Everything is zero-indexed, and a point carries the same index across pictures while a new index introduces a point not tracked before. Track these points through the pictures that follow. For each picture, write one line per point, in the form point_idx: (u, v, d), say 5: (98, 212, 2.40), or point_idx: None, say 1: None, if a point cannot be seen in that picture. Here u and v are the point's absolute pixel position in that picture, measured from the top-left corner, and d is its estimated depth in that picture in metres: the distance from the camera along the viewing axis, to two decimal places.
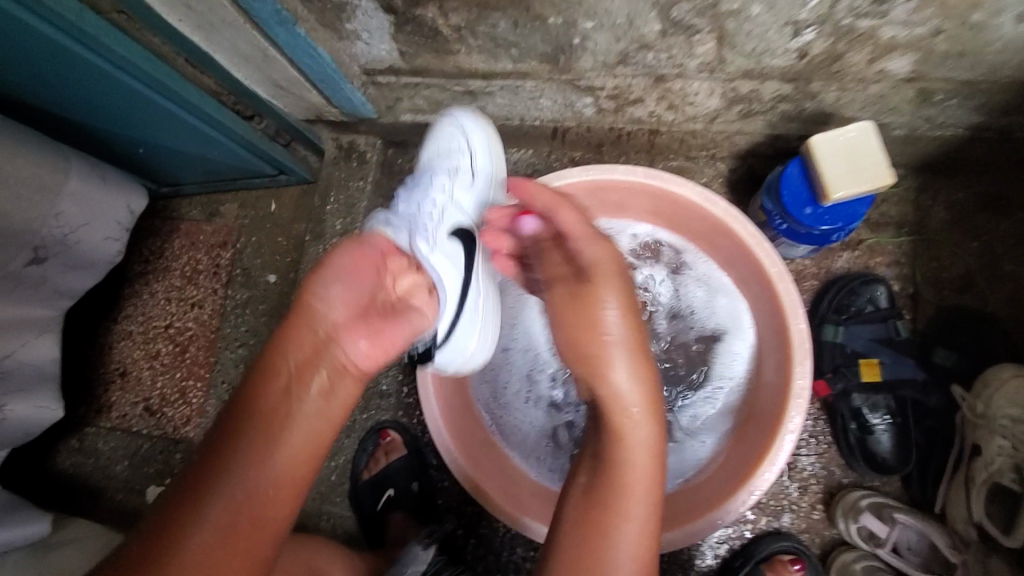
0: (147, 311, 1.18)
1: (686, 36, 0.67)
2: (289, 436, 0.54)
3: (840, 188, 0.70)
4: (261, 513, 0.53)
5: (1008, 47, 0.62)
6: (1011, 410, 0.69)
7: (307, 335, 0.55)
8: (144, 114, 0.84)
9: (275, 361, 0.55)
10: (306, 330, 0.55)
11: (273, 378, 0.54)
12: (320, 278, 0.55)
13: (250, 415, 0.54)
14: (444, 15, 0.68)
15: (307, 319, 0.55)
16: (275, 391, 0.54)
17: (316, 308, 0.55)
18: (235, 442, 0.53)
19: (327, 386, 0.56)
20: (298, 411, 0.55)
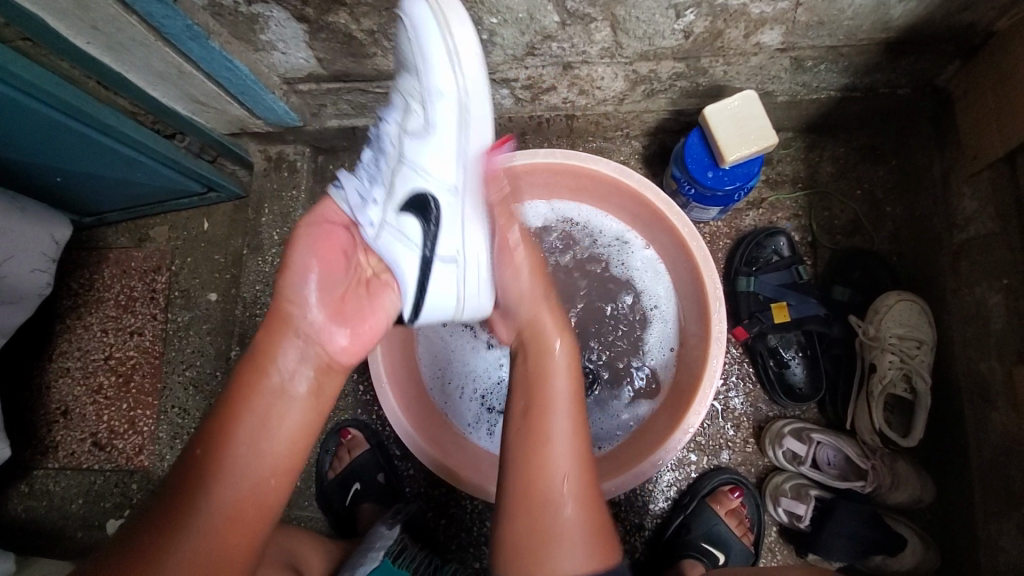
0: (83, 346, 1.14)
1: (584, 25, 0.73)
2: (281, 429, 0.60)
3: (734, 151, 0.78)
4: (259, 497, 0.59)
5: (858, 15, 0.72)
6: (898, 329, 0.82)
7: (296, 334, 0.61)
8: (60, 142, 0.83)
9: (262, 364, 0.60)
10: (292, 330, 0.61)
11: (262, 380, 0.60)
12: (297, 278, 0.61)
13: (244, 409, 0.59)
14: (356, 19, 0.71)
15: (292, 318, 0.60)
16: (262, 388, 0.59)
17: (298, 308, 0.61)
18: (226, 443, 0.58)
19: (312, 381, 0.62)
20: (288, 400, 0.60)
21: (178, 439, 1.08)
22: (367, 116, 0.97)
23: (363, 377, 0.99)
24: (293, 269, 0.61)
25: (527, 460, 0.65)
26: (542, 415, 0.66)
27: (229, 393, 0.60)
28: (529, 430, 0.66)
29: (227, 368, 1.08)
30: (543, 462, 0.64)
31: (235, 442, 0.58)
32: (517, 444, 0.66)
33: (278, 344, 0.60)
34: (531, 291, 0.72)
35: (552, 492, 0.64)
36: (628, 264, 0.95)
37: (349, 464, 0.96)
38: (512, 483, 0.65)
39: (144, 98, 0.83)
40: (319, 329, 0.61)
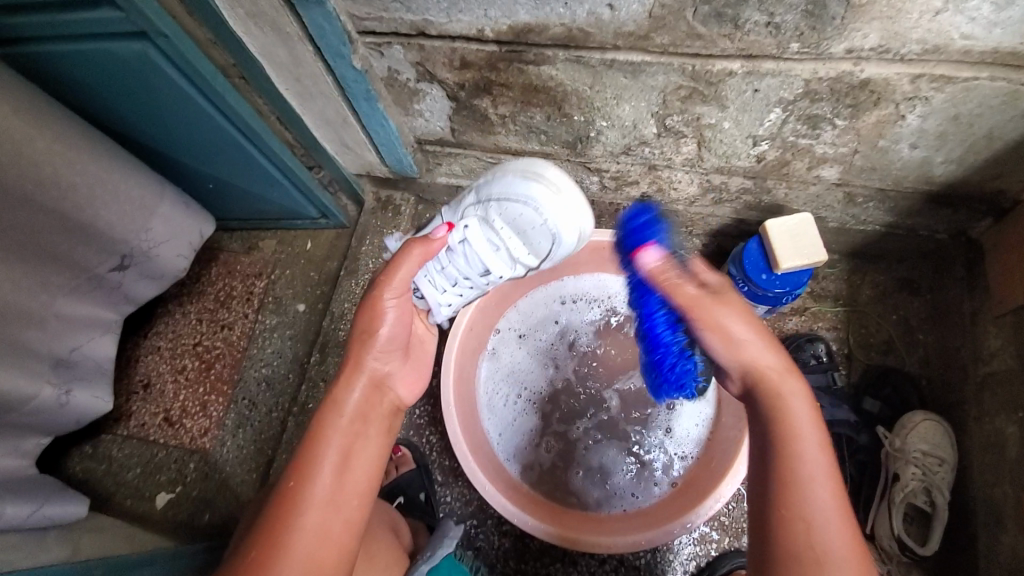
0: (177, 330, 1.29)
1: (675, 139, 0.89)
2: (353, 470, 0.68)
3: (789, 260, 0.90)
4: (336, 536, 0.63)
5: (905, 168, 0.86)
6: (923, 445, 0.89)
7: (338, 426, 0.70)
8: (231, 157, 1.02)
9: (334, 408, 0.71)
10: (325, 440, 0.68)
11: (291, 496, 0.64)
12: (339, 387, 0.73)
13: (325, 443, 0.68)
14: (495, 105, 0.89)
15: (333, 417, 0.70)
16: (293, 511, 0.63)
17: (338, 405, 0.71)
18: (309, 477, 0.65)
19: (335, 478, 0.66)
20: (321, 506, 0.64)
21: (240, 429, 1.18)
22: (472, 179, 1.14)
23: (421, 402, 1.09)
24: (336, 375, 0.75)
25: (782, 490, 0.57)
26: (786, 429, 0.60)
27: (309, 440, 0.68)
28: (780, 457, 0.59)
29: (302, 372, 1.20)
30: (796, 484, 0.57)
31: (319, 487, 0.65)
32: (774, 458, 0.59)
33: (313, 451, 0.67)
34: (750, 321, 0.68)
35: (821, 552, 0.53)
36: None
37: (396, 479, 1.04)
38: (772, 497, 0.57)
39: (304, 133, 1.02)
40: (349, 426, 0.70)
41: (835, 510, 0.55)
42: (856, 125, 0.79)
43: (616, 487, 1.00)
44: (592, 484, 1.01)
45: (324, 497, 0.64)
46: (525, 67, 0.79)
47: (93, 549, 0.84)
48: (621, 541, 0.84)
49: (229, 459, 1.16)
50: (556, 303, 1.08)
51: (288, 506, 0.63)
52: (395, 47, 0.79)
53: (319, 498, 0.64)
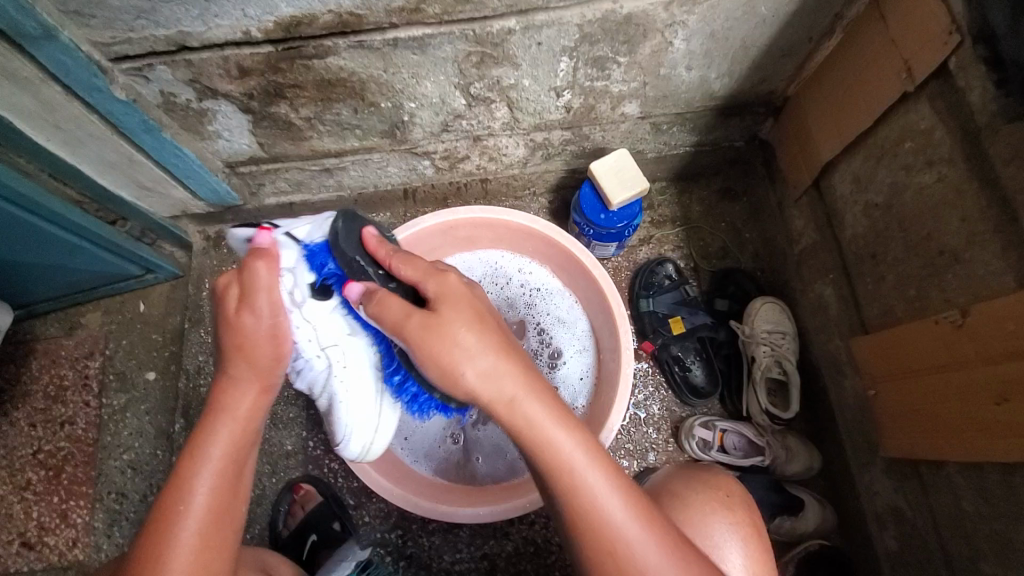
0: (5, 443, 1.10)
1: (486, 106, 0.91)
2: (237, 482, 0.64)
3: (618, 195, 0.97)
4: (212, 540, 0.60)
5: (690, 89, 0.95)
6: (766, 325, 1.01)
7: (225, 435, 0.63)
8: (9, 234, 0.88)
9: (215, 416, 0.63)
10: (212, 445, 0.62)
11: (166, 507, 0.59)
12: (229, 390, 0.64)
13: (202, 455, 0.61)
14: (295, 109, 0.84)
15: (219, 421, 0.63)
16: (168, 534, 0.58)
17: (229, 410, 0.64)
18: (181, 487, 0.60)
19: (218, 493, 0.61)
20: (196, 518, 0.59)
21: (116, 527, 1.04)
22: (303, 191, 1.08)
23: (312, 433, 1.03)
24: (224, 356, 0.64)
25: (569, 516, 0.58)
26: (551, 462, 0.58)
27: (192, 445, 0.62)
28: (563, 485, 0.58)
29: (172, 444, 1.08)
30: (581, 506, 0.57)
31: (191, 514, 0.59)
32: (552, 495, 0.59)
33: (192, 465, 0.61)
34: (485, 349, 0.60)
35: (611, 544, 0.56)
36: (540, 298, 1.08)
37: (305, 518, 0.98)
38: (571, 533, 0.58)
39: (91, 185, 0.91)
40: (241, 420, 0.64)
41: (619, 504, 0.57)
42: (637, 58, 0.85)
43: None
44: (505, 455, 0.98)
45: (205, 512, 0.60)
46: (310, 62, 0.75)
47: None
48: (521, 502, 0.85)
49: (111, 563, 1.02)
50: None
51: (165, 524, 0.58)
52: (159, 67, 0.72)
53: (197, 521, 0.59)
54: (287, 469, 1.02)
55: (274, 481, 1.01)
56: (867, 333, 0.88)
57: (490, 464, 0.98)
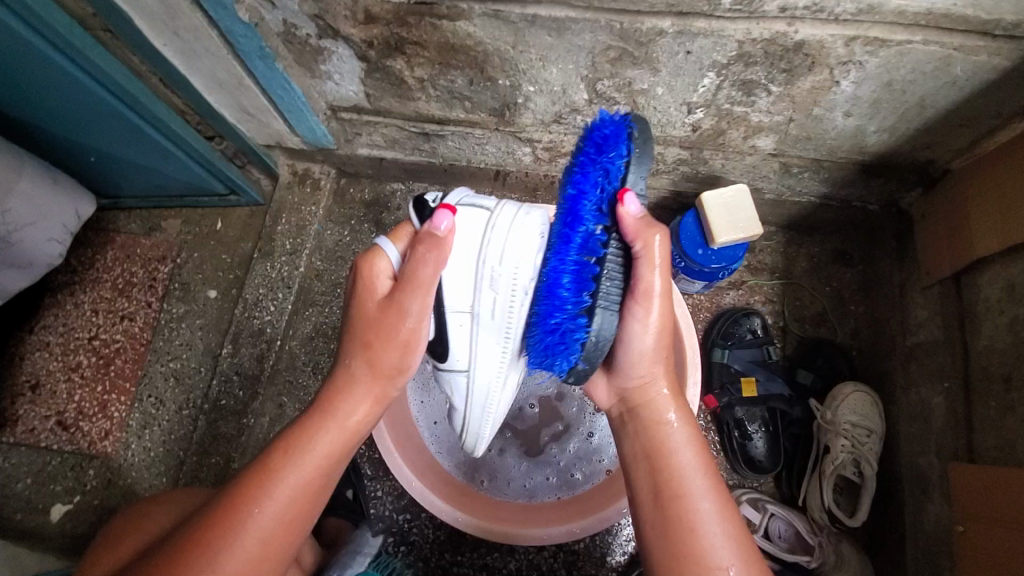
0: (69, 322, 1.15)
1: (608, 106, 0.83)
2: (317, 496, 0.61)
3: (724, 234, 0.87)
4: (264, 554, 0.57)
5: (839, 137, 0.84)
6: (852, 416, 0.90)
7: (326, 443, 0.60)
8: (106, 125, 0.88)
9: (323, 417, 0.62)
10: (307, 454, 0.60)
11: (241, 505, 0.57)
12: (344, 396, 0.63)
13: (292, 459, 0.59)
14: (410, 67, 0.80)
15: (326, 429, 0.61)
16: (232, 532, 0.56)
17: (337, 416, 0.62)
18: (267, 490, 0.57)
19: (296, 506, 0.58)
20: (267, 526, 0.57)
21: (147, 430, 1.07)
22: (396, 150, 1.05)
23: None
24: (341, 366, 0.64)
25: (675, 551, 0.59)
26: (679, 510, 0.60)
27: (289, 437, 0.61)
28: (673, 529, 0.60)
29: (215, 365, 1.09)
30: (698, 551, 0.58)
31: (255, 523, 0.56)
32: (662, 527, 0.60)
33: (285, 465, 0.59)
34: (686, 441, 0.65)
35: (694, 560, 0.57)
36: None
37: None
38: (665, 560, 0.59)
39: (195, 98, 0.90)
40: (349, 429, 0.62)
41: None
42: (791, 91, 0.75)
43: (533, 482, 0.95)
44: (507, 481, 0.96)
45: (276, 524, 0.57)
46: (438, 22, 0.70)
47: None
48: (548, 532, 0.82)
49: (136, 463, 1.05)
50: None
51: (237, 521, 0.56)
52: None
53: (266, 527, 0.57)
54: None
55: None
56: (971, 463, 0.77)
57: (498, 485, 0.95)
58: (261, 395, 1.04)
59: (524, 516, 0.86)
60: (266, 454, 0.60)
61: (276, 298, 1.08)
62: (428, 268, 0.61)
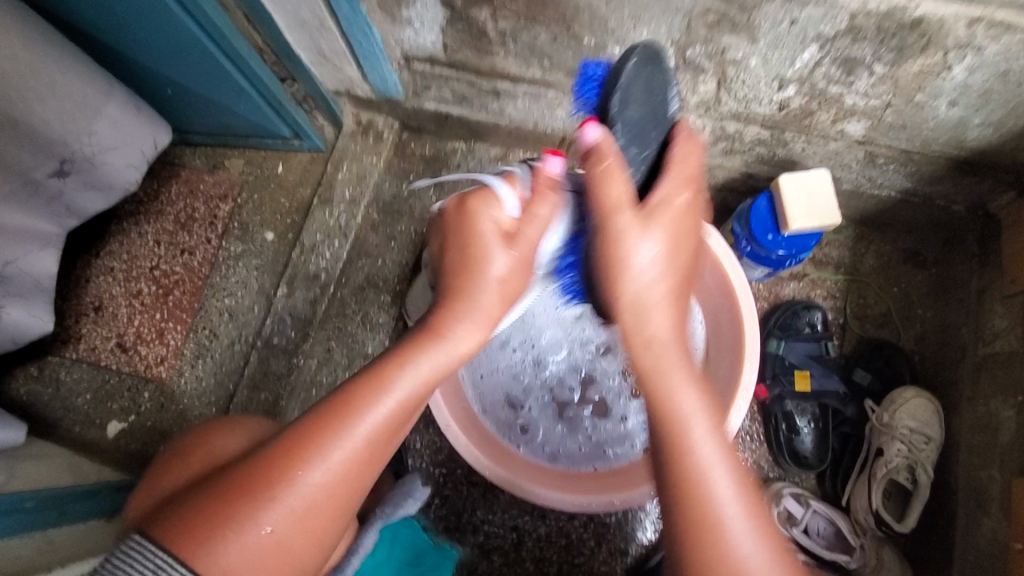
0: (133, 250, 1.18)
1: (693, 75, 0.80)
2: (412, 412, 0.59)
3: (798, 220, 0.84)
4: (359, 466, 0.55)
5: (937, 128, 0.79)
6: (910, 421, 0.87)
7: (430, 363, 0.58)
8: (191, 59, 0.89)
9: (432, 337, 0.59)
10: (409, 370, 0.57)
11: (344, 409, 0.55)
12: (455, 316, 0.60)
13: (397, 376, 0.57)
14: (495, 19, 0.78)
15: (435, 351, 0.58)
16: (335, 435, 0.54)
17: (448, 338, 0.59)
18: (371, 403, 0.55)
19: (394, 420, 0.56)
20: (363, 441, 0.55)
21: (200, 360, 1.11)
22: (464, 107, 1.03)
23: None
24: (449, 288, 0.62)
25: (682, 496, 0.52)
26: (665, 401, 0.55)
27: (390, 354, 0.58)
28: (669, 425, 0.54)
29: (267, 306, 1.12)
30: (701, 489, 0.51)
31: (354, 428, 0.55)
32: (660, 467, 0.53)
33: (394, 376, 0.57)
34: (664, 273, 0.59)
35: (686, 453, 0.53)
36: None
37: None
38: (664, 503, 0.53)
39: (275, 35, 0.90)
40: (451, 354, 0.59)
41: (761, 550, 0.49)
42: (897, 73, 0.71)
43: (567, 451, 0.95)
44: (542, 445, 0.95)
45: (374, 436, 0.56)
46: None
47: (25, 484, 0.78)
48: (593, 501, 0.81)
49: (187, 391, 1.09)
50: None
51: (352, 418, 0.55)
52: None
53: (370, 436, 0.55)
54: None
55: None
56: None
57: (530, 451, 0.94)
58: (311, 338, 1.07)
59: (568, 483, 0.86)
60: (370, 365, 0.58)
61: (332, 246, 1.10)
62: (544, 218, 0.64)
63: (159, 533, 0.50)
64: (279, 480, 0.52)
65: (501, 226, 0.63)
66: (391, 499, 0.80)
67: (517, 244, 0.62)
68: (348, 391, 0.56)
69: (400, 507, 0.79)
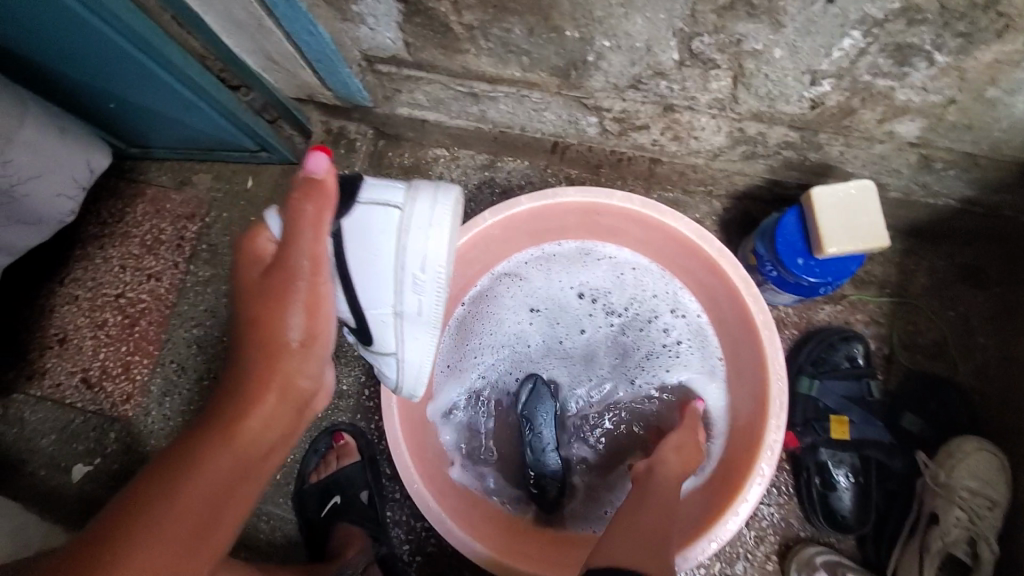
0: (99, 276, 1.09)
1: (702, 70, 0.65)
2: (218, 526, 0.52)
3: (835, 244, 0.69)
4: None
5: (1015, 128, 0.63)
6: (972, 482, 0.73)
7: (224, 458, 0.53)
8: (122, 69, 0.78)
9: (225, 428, 0.54)
10: (197, 472, 0.51)
11: (114, 533, 0.47)
12: (248, 397, 0.56)
13: (187, 482, 0.50)
14: (458, 11, 0.65)
15: (227, 446, 0.53)
16: (102, 565, 0.46)
17: (240, 425, 0.54)
18: (156, 519, 0.48)
19: (180, 537, 0.49)
20: (143, 567, 0.47)
21: (168, 398, 1.02)
22: (440, 112, 0.90)
23: (372, 380, 0.92)
24: (241, 369, 0.57)
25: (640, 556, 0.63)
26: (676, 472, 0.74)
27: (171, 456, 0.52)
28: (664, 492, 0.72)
29: (236, 337, 1.02)
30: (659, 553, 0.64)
31: (133, 555, 0.47)
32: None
33: (174, 480, 0.50)
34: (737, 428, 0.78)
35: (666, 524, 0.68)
36: (667, 337, 0.87)
37: (335, 472, 0.88)
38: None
39: (215, 41, 0.79)
40: (243, 447, 0.54)
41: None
42: (967, 62, 0.55)
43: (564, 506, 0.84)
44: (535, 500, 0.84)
45: (156, 560, 0.48)
46: None
47: None
48: None
49: (154, 432, 1.01)
50: (553, 286, 0.89)
51: (120, 539, 0.47)
52: None
53: (151, 558, 0.47)
54: (334, 410, 0.91)
55: (317, 416, 0.91)
56: None
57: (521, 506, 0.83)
58: None
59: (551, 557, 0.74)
60: (140, 480, 0.50)
61: None
62: (307, 230, 0.57)
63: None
64: None
65: (263, 263, 0.60)
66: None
67: (316, 294, 0.59)
68: (109, 514, 0.48)
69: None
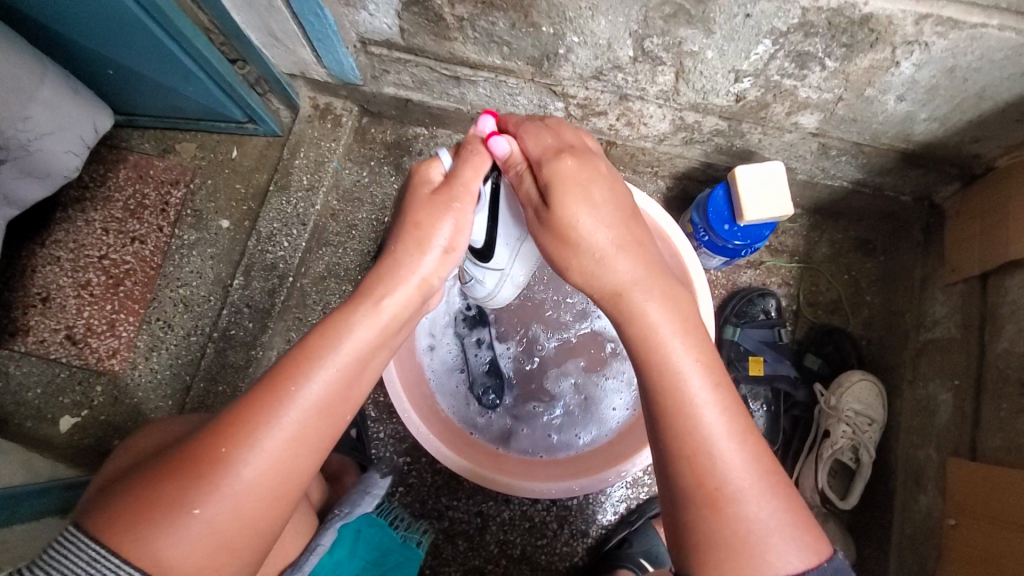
0: (80, 238, 1.13)
1: (651, 66, 0.80)
2: (358, 386, 0.57)
3: (753, 212, 0.86)
4: (303, 442, 0.54)
5: (887, 122, 0.81)
6: (855, 404, 0.91)
7: (364, 329, 0.57)
8: (132, 37, 0.84)
9: (363, 301, 0.59)
10: (343, 339, 0.56)
11: (279, 385, 0.54)
12: (383, 278, 0.60)
13: (329, 347, 0.56)
14: (451, 4, 0.76)
15: (365, 317, 0.58)
16: (274, 408, 0.53)
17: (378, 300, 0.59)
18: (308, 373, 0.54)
19: (332, 393, 0.55)
20: (308, 411, 0.54)
21: (154, 352, 1.07)
22: (424, 92, 1.01)
23: None
24: (390, 255, 0.61)
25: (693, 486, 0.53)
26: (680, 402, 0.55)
27: (319, 327, 0.57)
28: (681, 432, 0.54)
29: (224, 296, 1.09)
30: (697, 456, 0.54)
31: (294, 404, 0.53)
32: (675, 462, 0.54)
33: (325, 346, 0.56)
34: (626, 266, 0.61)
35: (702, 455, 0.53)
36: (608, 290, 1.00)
37: None
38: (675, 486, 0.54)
39: (222, 15, 0.86)
40: (381, 323, 0.59)
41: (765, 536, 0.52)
42: (848, 68, 0.72)
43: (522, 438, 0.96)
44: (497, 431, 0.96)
45: (315, 406, 0.54)
46: None
47: None
48: (550, 487, 0.83)
49: (142, 384, 1.06)
50: None
51: (284, 387, 0.54)
52: None
53: (312, 408, 0.54)
54: None
55: None
56: (972, 461, 0.78)
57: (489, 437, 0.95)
58: (270, 329, 1.04)
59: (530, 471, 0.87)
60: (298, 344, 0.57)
61: (290, 234, 1.07)
62: (468, 168, 0.64)
63: (90, 523, 0.49)
64: (213, 468, 0.50)
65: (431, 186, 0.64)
66: (348, 499, 0.81)
67: (456, 199, 0.63)
68: (274, 370, 0.55)
69: (359, 506, 0.80)
